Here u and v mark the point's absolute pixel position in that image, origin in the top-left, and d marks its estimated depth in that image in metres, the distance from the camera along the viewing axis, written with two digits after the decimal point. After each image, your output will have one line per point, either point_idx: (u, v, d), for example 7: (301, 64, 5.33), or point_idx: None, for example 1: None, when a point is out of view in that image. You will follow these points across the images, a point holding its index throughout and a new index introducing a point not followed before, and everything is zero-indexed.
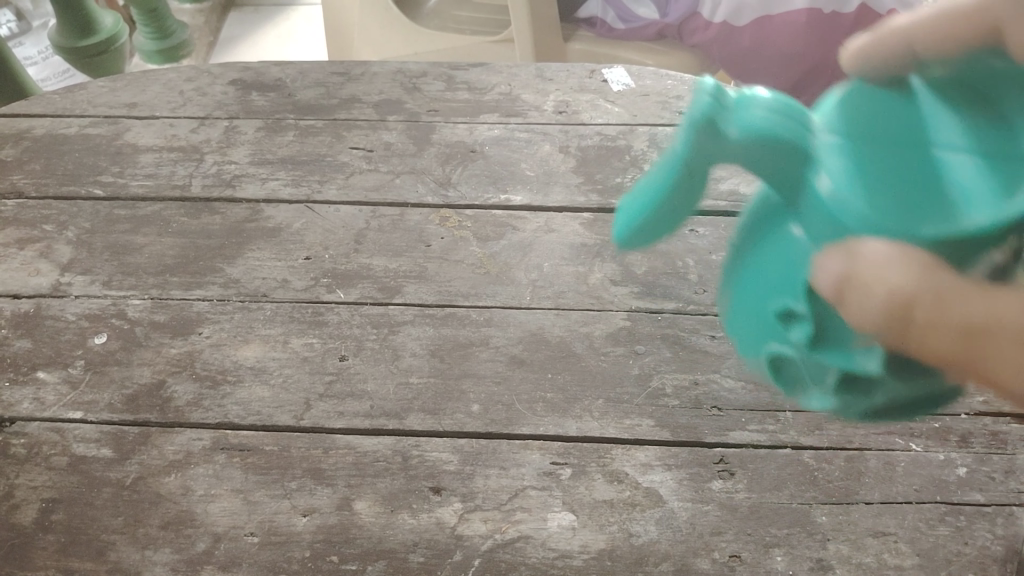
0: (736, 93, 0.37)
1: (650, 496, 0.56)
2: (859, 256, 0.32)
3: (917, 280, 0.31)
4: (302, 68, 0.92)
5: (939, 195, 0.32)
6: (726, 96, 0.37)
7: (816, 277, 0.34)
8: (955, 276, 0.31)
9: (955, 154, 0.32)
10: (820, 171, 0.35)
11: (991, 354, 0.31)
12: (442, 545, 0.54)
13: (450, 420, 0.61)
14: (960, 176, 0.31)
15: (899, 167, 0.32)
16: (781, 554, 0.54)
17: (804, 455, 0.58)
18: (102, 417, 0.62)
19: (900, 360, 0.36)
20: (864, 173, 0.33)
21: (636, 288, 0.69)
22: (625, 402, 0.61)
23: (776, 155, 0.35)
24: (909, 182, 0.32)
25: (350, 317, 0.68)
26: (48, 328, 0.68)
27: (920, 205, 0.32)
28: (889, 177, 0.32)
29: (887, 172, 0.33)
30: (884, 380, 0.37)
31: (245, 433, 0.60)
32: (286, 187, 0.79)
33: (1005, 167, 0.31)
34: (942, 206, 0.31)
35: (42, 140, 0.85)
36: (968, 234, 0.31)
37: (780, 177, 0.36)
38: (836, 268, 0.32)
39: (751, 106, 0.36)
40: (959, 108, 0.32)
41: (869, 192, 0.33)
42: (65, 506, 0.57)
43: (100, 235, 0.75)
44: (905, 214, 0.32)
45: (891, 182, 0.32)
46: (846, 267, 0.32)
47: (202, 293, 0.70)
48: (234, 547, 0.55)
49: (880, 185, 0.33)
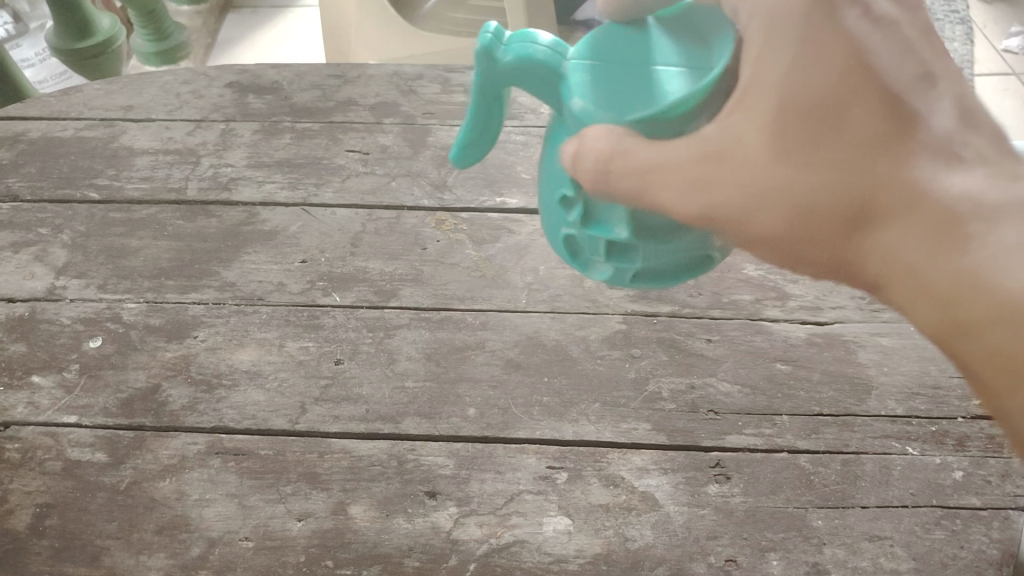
0: (514, 33, 0.44)
1: (646, 500, 0.56)
2: (584, 138, 0.38)
3: (655, 151, 0.36)
4: (298, 71, 0.92)
5: (637, 96, 0.39)
6: (505, 35, 0.44)
7: (564, 162, 0.39)
8: (684, 143, 0.35)
9: (649, 66, 0.40)
10: (571, 93, 0.41)
11: (750, 219, 0.34)
12: (437, 550, 0.54)
13: (445, 424, 0.60)
14: (666, 84, 0.39)
15: (615, 73, 0.40)
16: (777, 558, 0.54)
17: (800, 459, 0.58)
18: (97, 421, 0.61)
19: (642, 226, 0.42)
20: (587, 78, 0.41)
21: (632, 291, 0.69)
22: (621, 405, 0.61)
23: (543, 75, 0.42)
24: (617, 86, 0.40)
25: (346, 321, 0.67)
26: (43, 332, 0.68)
27: (622, 99, 0.39)
28: (612, 87, 0.40)
29: (605, 80, 0.40)
30: (633, 244, 0.43)
31: (240, 437, 0.60)
32: (282, 190, 0.79)
33: (694, 75, 0.39)
34: (644, 103, 0.39)
35: (37, 143, 0.85)
36: (662, 113, 0.38)
37: (549, 94, 0.43)
38: (585, 141, 0.38)
39: (525, 39, 0.43)
40: (669, 45, 0.41)
41: (603, 99, 0.40)
42: (59, 511, 0.57)
43: (95, 238, 0.75)
44: (616, 108, 0.39)
45: (611, 86, 0.40)
46: (577, 146, 0.38)
47: (198, 296, 0.70)
48: (228, 552, 0.55)
49: (608, 91, 0.40)
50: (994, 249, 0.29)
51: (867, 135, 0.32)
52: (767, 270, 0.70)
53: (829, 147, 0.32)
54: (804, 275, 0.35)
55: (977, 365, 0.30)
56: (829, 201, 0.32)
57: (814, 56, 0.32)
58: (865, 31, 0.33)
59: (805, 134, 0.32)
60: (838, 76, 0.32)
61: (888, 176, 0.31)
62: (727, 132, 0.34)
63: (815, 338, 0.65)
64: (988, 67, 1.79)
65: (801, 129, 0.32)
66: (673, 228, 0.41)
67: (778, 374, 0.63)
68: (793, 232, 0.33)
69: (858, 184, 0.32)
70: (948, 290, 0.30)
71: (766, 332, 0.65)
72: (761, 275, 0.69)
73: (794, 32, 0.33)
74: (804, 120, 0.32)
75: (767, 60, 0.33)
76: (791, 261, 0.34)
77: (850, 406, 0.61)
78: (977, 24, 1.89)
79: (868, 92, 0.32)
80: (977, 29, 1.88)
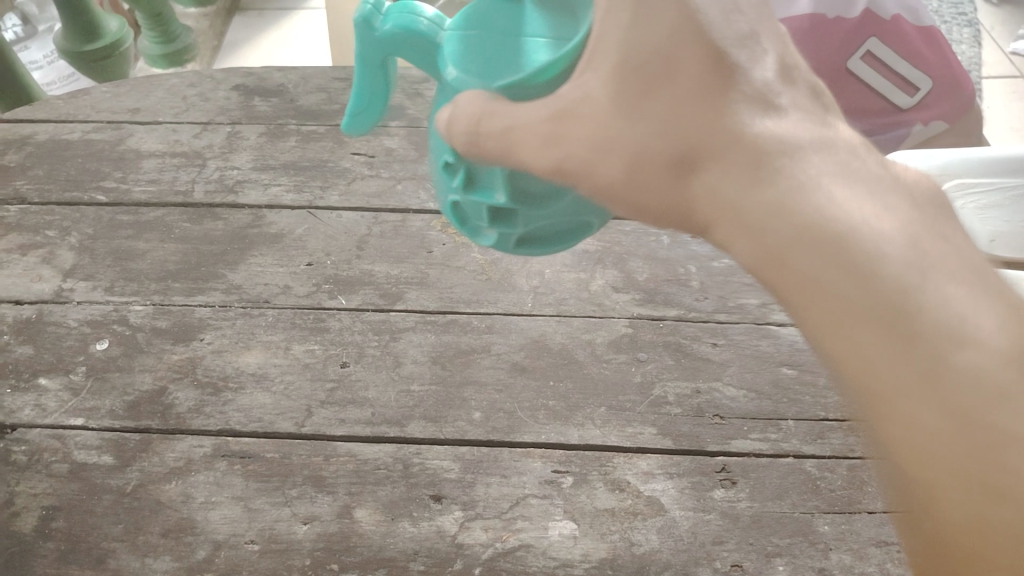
0: (397, 3, 0.42)
1: (652, 504, 0.56)
2: (455, 105, 0.37)
3: (515, 113, 0.34)
4: (305, 74, 0.92)
5: (508, 59, 0.37)
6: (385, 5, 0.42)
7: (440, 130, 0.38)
8: (541, 102, 0.34)
9: (521, 30, 0.38)
10: (446, 61, 0.39)
11: (591, 169, 0.33)
12: (442, 554, 0.54)
13: (451, 427, 0.60)
14: (534, 50, 0.37)
15: (487, 40, 0.38)
16: (783, 564, 0.53)
17: (806, 464, 0.58)
18: (104, 423, 0.62)
19: (521, 189, 0.40)
20: (464, 46, 0.39)
21: (637, 295, 0.69)
22: (626, 409, 0.61)
23: (419, 45, 0.40)
24: (488, 52, 0.38)
25: (351, 324, 0.67)
26: (50, 334, 0.68)
27: (493, 67, 0.38)
28: (484, 53, 0.38)
29: (477, 47, 0.38)
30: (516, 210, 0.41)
31: (245, 440, 0.60)
32: (289, 193, 0.79)
33: (565, 42, 0.37)
34: (512, 68, 0.37)
35: (45, 146, 0.85)
36: (527, 78, 0.36)
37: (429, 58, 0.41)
38: (457, 108, 0.36)
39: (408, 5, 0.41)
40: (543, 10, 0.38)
41: (477, 66, 0.38)
42: (66, 513, 0.57)
43: (102, 240, 0.76)
44: (484, 74, 0.37)
45: (482, 53, 0.38)
46: (450, 115, 0.37)
47: (204, 299, 0.70)
48: (234, 555, 0.55)
49: (481, 57, 0.38)
50: (795, 182, 0.29)
51: (697, 84, 0.31)
52: None
53: (660, 98, 0.31)
54: (649, 224, 0.33)
55: (811, 324, 0.28)
56: (661, 148, 0.31)
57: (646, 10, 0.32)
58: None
59: (639, 85, 0.32)
60: (673, 26, 0.31)
61: (715, 122, 0.31)
62: (577, 90, 0.33)
63: None
64: (996, 69, 1.79)
65: (635, 80, 0.32)
66: (552, 191, 0.40)
67: (784, 378, 0.63)
68: (629, 179, 0.32)
69: (689, 130, 0.31)
70: (774, 229, 0.28)
71: (771, 336, 0.65)
72: None
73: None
74: (634, 75, 0.32)
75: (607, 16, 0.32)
76: (634, 210, 0.33)
77: None
78: (985, 27, 1.89)
79: (699, 45, 0.32)
80: (985, 32, 1.87)
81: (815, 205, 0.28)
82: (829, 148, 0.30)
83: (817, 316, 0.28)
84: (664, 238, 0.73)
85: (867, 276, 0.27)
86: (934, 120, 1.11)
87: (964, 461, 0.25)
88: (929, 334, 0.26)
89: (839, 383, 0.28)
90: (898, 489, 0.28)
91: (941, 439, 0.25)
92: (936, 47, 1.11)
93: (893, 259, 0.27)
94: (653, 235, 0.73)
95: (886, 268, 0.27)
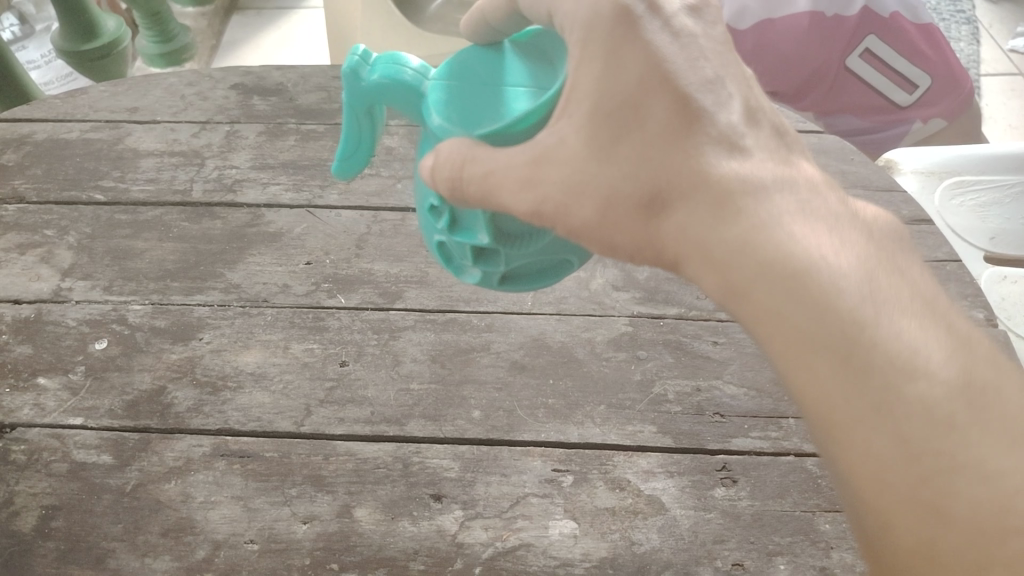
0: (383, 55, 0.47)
1: (652, 503, 0.56)
2: (438, 156, 0.42)
3: (494, 159, 0.40)
4: (303, 73, 0.92)
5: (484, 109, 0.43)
6: (373, 57, 0.47)
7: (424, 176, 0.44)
8: (520, 148, 0.40)
9: (496, 82, 0.43)
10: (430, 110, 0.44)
11: (567, 211, 0.40)
12: (442, 553, 0.54)
13: (451, 426, 0.60)
14: (513, 101, 0.43)
15: (465, 91, 0.44)
16: (784, 563, 0.53)
17: (807, 463, 0.58)
18: (103, 423, 0.62)
19: (500, 229, 0.45)
20: (444, 96, 0.44)
21: (638, 293, 0.69)
22: (626, 408, 0.61)
23: (405, 94, 0.46)
24: (466, 101, 0.43)
25: (351, 323, 0.67)
26: (49, 333, 0.68)
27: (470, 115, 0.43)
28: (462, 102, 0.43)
29: (455, 96, 0.44)
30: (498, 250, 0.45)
31: (245, 439, 0.60)
32: (287, 192, 0.79)
33: (539, 95, 0.43)
34: (491, 116, 0.42)
35: (43, 145, 0.85)
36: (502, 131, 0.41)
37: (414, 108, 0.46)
38: (440, 155, 0.42)
39: (392, 60, 0.46)
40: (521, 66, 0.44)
41: (457, 115, 0.43)
42: (65, 513, 0.57)
43: (101, 240, 0.75)
44: (465, 122, 0.43)
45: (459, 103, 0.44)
46: (432, 162, 0.42)
47: (203, 298, 0.70)
48: (234, 555, 0.55)
49: (460, 106, 0.43)
50: (756, 223, 0.37)
51: (664, 132, 0.39)
52: None
53: (628, 147, 0.39)
54: (621, 258, 0.41)
55: (783, 352, 0.36)
56: (632, 193, 0.39)
57: (617, 65, 0.39)
58: (665, 42, 0.40)
59: (611, 131, 0.39)
60: (641, 81, 0.39)
61: (688, 170, 0.38)
62: (554, 134, 0.39)
63: None
64: (994, 67, 1.78)
65: (609, 128, 0.38)
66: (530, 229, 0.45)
67: None
68: (605, 219, 0.40)
69: (655, 175, 0.38)
70: (740, 269, 0.37)
71: None
72: None
73: (599, 44, 0.39)
74: (606, 123, 0.38)
75: (581, 69, 0.39)
76: (607, 244, 0.40)
77: None
78: (983, 24, 1.88)
79: (664, 98, 0.39)
80: (983, 29, 1.87)
81: (785, 255, 0.36)
82: (789, 195, 0.38)
83: (782, 345, 0.36)
84: None
85: (826, 318, 0.34)
86: (934, 118, 1.25)
87: (911, 480, 0.32)
88: (881, 371, 0.33)
89: (796, 402, 0.36)
90: (848, 495, 0.35)
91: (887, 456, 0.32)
92: (932, 47, 1.23)
93: (850, 300, 0.35)
94: None
95: (844, 312, 0.34)
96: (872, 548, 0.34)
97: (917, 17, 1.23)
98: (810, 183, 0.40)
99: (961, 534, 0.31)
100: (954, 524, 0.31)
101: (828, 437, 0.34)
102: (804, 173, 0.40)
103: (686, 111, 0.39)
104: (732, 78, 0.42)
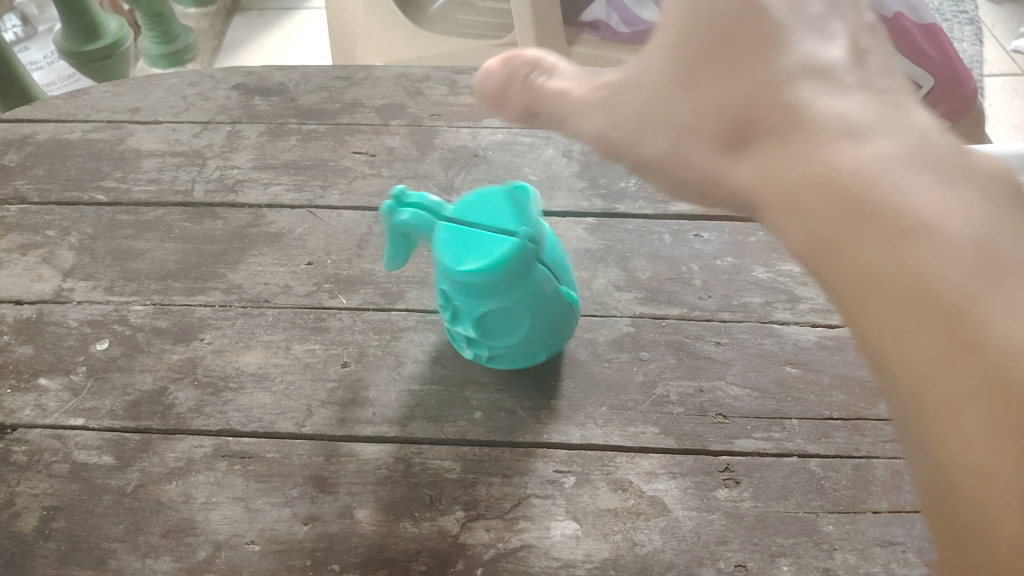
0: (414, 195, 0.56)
1: (655, 504, 0.56)
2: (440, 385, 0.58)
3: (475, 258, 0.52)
4: (305, 73, 0.92)
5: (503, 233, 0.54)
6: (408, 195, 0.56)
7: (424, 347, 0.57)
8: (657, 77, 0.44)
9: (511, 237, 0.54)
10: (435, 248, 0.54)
11: (645, 140, 0.44)
12: (444, 555, 0.54)
13: (452, 427, 0.60)
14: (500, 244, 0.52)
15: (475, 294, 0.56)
16: (787, 564, 0.53)
17: (810, 464, 0.57)
18: (104, 424, 0.61)
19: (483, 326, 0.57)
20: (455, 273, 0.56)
21: (640, 294, 0.69)
22: (628, 409, 0.61)
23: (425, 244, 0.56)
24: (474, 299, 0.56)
25: (353, 323, 0.67)
26: (50, 334, 0.68)
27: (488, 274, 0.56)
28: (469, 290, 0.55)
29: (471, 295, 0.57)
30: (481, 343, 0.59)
31: (246, 440, 0.60)
32: (288, 192, 0.79)
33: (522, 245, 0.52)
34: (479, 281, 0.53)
35: (45, 145, 0.85)
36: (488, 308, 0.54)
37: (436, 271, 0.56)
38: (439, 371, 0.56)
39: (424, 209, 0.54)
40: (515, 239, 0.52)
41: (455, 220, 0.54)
42: (67, 514, 0.57)
43: (102, 240, 0.75)
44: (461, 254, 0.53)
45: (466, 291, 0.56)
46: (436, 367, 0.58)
47: (204, 298, 0.70)
48: (235, 556, 0.54)
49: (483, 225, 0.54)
50: (825, 148, 0.32)
51: (749, 56, 0.39)
52: (777, 273, 0.70)
53: (712, 72, 0.40)
54: (692, 199, 0.42)
55: (850, 290, 0.30)
56: (710, 127, 0.40)
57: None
58: None
59: (703, 55, 0.41)
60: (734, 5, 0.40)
61: (765, 92, 0.37)
62: (642, 71, 0.44)
63: (825, 341, 0.65)
64: (997, 68, 1.78)
65: (698, 56, 0.41)
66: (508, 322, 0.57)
67: (788, 377, 0.62)
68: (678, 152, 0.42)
69: (735, 100, 0.38)
70: (806, 201, 0.32)
71: (775, 335, 0.65)
72: (771, 278, 0.70)
73: None
74: (693, 50, 0.41)
75: (672, 7, 0.43)
76: (682, 180, 0.42)
77: (862, 410, 0.60)
78: (986, 25, 1.88)
79: (760, 21, 0.39)
80: (986, 30, 1.87)
81: (856, 175, 0.31)
82: (887, 132, 0.32)
83: (852, 281, 0.30)
84: (667, 236, 0.74)
85: (904, 236, 0.28)
86: None
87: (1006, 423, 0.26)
88: (977, 291, 0.27)
89: (881, 359, 0.30)
90: (948, 463, 0.28)
91: (935, 350, 0.27)
92: (936, 48, 1.23)
93: (944, 220, 0.28)
94: (655, 234, 0.74)
95: (929, 230, 0.28)
96: (994, 526, 0.27)
97: (920, 18, 1.24)
98: (914, 120, 0.34)
99: (992, 431, 0.26)
100: (995, 416, 0.26)
101: (910, 386, 0.28)
102: (917, 117, 0.34)
103: (770, 39, 0.39)
104: (846, 21, 0.41)
